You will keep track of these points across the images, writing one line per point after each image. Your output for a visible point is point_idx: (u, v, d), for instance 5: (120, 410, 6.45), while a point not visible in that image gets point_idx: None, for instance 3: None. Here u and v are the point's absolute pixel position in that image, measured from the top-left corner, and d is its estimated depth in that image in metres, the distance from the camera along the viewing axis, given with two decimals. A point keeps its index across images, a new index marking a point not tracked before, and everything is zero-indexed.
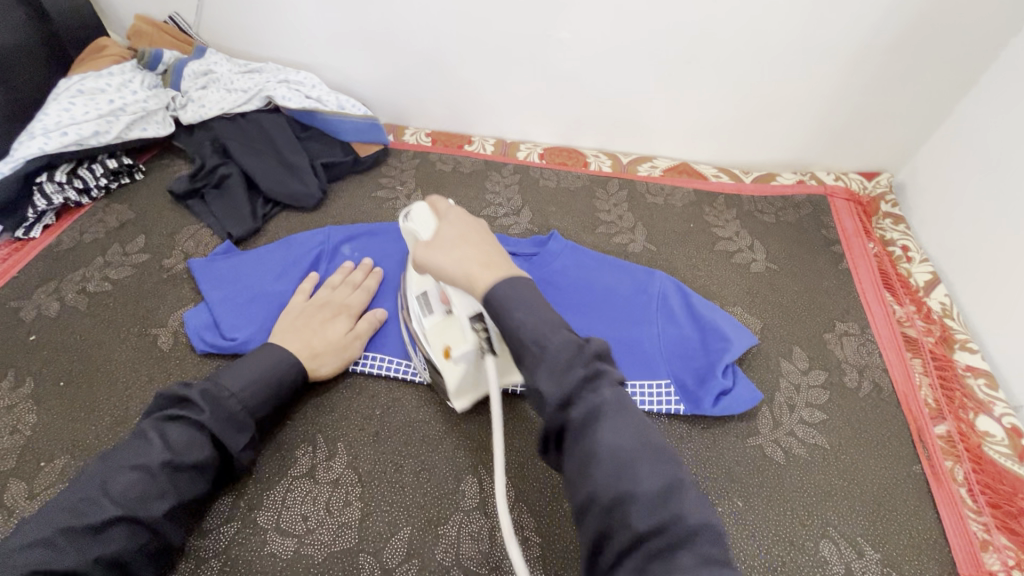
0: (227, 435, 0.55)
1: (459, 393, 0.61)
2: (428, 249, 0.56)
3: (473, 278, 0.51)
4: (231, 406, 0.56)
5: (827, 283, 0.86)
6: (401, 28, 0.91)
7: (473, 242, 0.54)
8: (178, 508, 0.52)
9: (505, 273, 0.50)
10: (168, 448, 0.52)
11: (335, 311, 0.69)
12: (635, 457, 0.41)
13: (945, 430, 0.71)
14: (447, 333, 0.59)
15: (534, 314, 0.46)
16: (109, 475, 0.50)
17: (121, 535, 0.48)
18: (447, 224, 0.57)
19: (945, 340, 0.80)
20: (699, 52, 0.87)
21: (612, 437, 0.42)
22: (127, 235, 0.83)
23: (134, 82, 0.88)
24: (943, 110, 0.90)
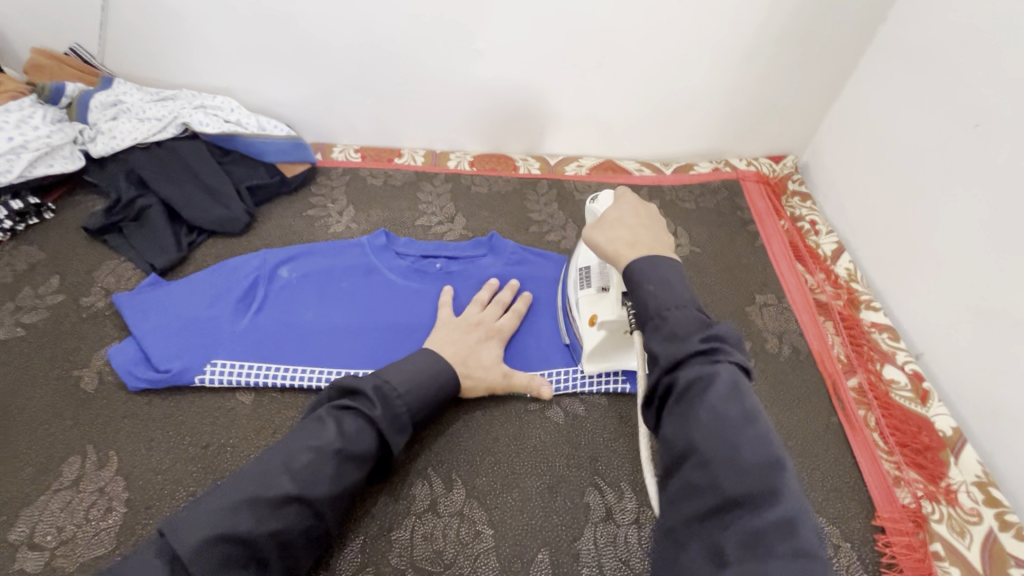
0: (391, 432, 0.56)
1: (592, 356, 0.67)
2: (592, 226, 0.59)
3: (617, 252, 0.55)
4: (399, 408, 0.57)
5: (745, 260, 0.92)
6: (319, 44, 0.91)
7: (627, 224, 0.57)
8: (340, 496, 0.52)
9: (643, 253, 0.53)
10: (341, 436, 0.53)
11: (486, 334, 0.70)
12: (740, 425, 0.42)
13: (857, 382, 0.77)
14: (600, 304, 0.65)
15: (665, 289, 0.49)
16: (292, 453, 0.52)
17: (290, 515, 0.49)
18: (614, 208, 0.60)
19: (853, 302, 0.87)
20: (610, 55, 0.92)
21: (718, 402, 0.42)
22: (39, 276, 0.79)
23: (35, 117, 0.84)
24: (831, 95, 1.00)
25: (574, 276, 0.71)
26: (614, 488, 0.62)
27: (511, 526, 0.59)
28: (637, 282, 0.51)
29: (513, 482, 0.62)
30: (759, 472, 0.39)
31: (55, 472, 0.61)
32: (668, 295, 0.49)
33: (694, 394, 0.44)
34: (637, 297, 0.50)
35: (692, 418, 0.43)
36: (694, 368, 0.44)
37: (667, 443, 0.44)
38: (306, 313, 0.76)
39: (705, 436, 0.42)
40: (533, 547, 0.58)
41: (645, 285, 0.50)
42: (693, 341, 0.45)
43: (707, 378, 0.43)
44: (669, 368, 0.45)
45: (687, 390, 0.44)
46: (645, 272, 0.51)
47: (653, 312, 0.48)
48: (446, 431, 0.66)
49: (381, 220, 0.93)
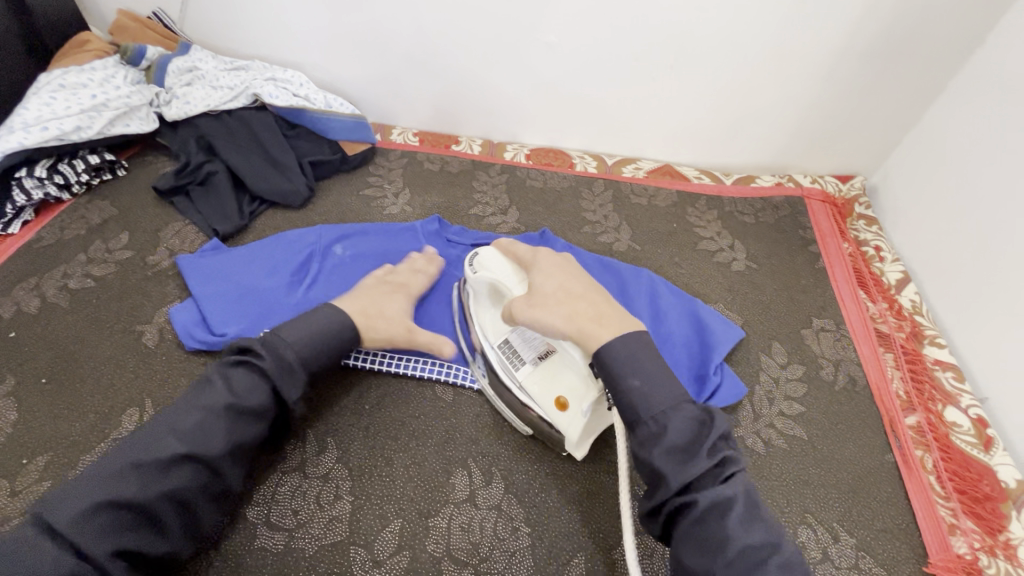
0: (283, 381, 0.55)
1: (579, 444, 0.60)
2: (530, 305, 0.58)
3: (588, 334, 0.56)
4: (289, 356, 0.55)
5: (804, 281, 0.89)
6: (389, 26, 0.91)
7: (574, 294, 0.59)
8: (237, 450, 0.52)
9: (616, 326, 0.56)
10: (231, 393, 0.53)
11: (393, 290, 0.70)
12: (759, 545, 0.46)
13: (916, 421, 0.73)
14: (557, 382, 0.61)
15: (650, 385, 0.52)
16: (180, 415, 0.51)
17: (184, 474, 0.49)
18: (544, 280, 0.61)
19: (916, 335, 0.83)
20: (682, 54, 0.89)
21: (740, 527, 0.46)
22: (109, 231, 0.82)
23: (117, 78, 0.88)
24: (913, 117, 0.94)
25: (503, 364, 0.63)
26: None
27: (548, 526, 0.59)
28: (620, 374, 0.53)
29: (550, 482, 0.62)
30: None
31: (116, 422, 0.63)
32: (651, 392, 0.51)
33: (714, 518, 0.46)
34: (622, 393, 0.52)
35: (719, 544, 0.46)
36: (705, 488, 0.47)
37: (688, 560, 0.47)
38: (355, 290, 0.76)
39: (731, 568, 0.45)
40: (568, 551, 0.57)
41: (630, 377, 0.52)
42: (702, 458, 0.48)
43: (724, 504, 0.46)
44: (685, 489, 0.47)
45: (705, 514, 0.46)
46: (623, 355, 0.53)
47: (646, 416, 0.50)
48: (485, 424, 0.65)
49: (435, 206, 0.93)
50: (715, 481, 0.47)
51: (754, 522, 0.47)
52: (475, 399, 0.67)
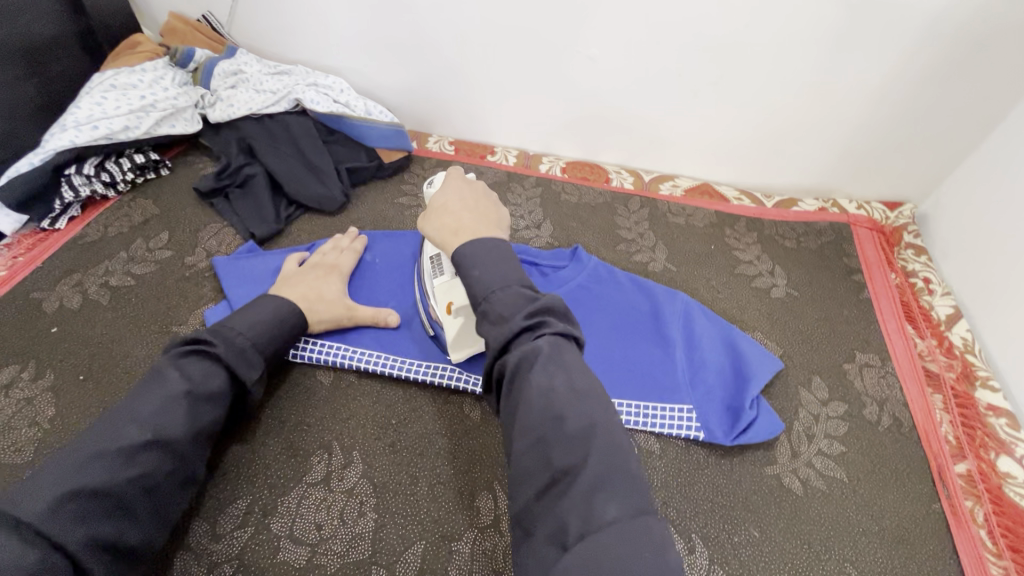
0: (239, 365, 0.58)
1: (457, 346, 0.64)
2: (420, 218, 0.61)
3: (447, 240, 0.56)
4: (242, 343, 0.59)
5: (847, 312, 0.85)
6: (430, 35, 0.91)
7: (454, 210, 0.59)
8: (199, 433, 0.54)
9: (468, 236, 0.55)
10: (186, 379, 0.55)
11: (326, 271, 0.73)
12: (565, 402, 0.43)
13: (966, 469, 0.69)
14: (455, 290, 0.65)
15: (488, 272, 0.50)
16: (136, 405, 0.52)
17: (153, 458, 0.50)
18: (440, 195, 0.62)
19: (967, 376, 0.79)
20: (727, 72, 0.86)
21: (542, 379, 0.44)
22: (151, 230, 0.83)
23: (165, 79, 0.89)
24: (969, 144, 0.89)
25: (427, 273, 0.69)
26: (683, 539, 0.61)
27: None
28: (465, 269, 0.51)
29: None
30: (580, 439, 0.41)
31: None
32: (489, 279, 0.49)
33: (521, 375, 0.45)
34: (465, 283, 0.51)
35: (523, 395, 0.44)
36: (519, 348, 0.46)
37: (507, 425, 0.46)
38: (387, 301, 0.75)
39: (535, 419, 0.43)
40: None
41: (472, 269, 0.51)
42: (518, 319, 0.46)
43: (528, 360, 0.45)
44: (500, 351, 0.46)
45: (518, 369, 0.45)
46: (472, 255, 0.52)
47: (479, 297, 0.49)
48: None
49: None
50: (526, 340, 0.46)
51: (560, 370, 0.44)
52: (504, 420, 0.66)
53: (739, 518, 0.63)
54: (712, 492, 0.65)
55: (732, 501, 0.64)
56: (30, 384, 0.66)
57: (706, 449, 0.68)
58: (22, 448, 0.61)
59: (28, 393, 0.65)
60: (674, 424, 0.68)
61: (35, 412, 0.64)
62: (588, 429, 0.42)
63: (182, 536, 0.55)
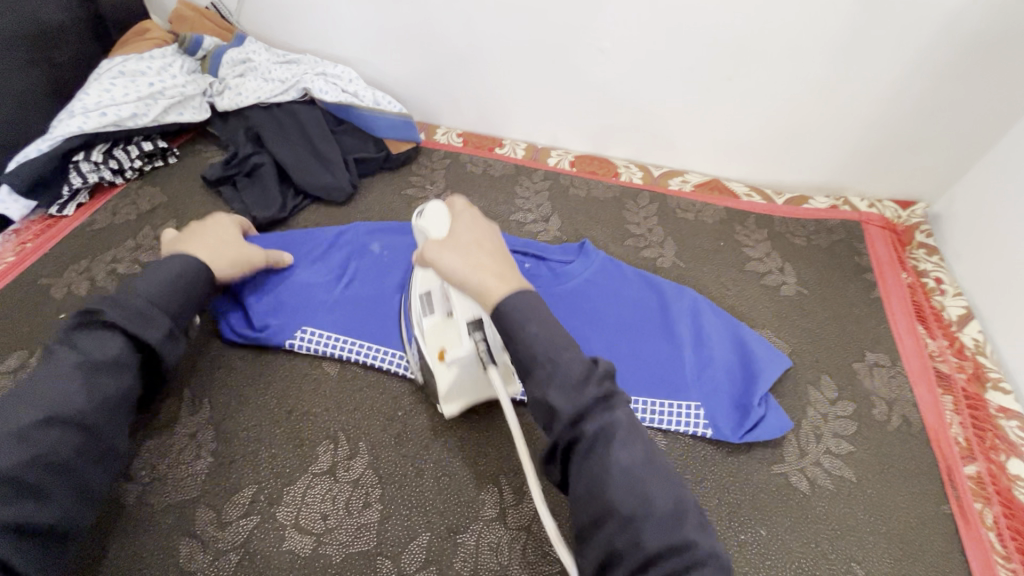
0: (137, 321, 0.54)
1: (448, 398, 0.61)
2: (440, 248, 0.53)
3: (486, 286, 0.49)
4: (137, 303, 0.55)
5: (857, 311, 0.85)
6: (439, 26, 0.90)
7: (486, 249, 0.53)
8: (106, 402, 0.51)
9: (517, 284, 0.49)
10: (78, 352, 0.52)
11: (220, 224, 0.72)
12: (646, 475, 0.41)
13: (976, 471, 0.68)
14: (445, 335, 0.60)
15: (548, 330, 0.45)
16: (28, 391, 0.48)
17: (56, 436, 0.47)
18: (463, 229, 0.55)
19: (978, 378, 0.78)
20: (740, 66, 0.85)
21: (625, 454, 0.41)
22: (159, 218, 0.83)
23: (174, 67, 0.89)
24: (984, 142, 0.88)
25: (416, 309, 0.64)
26: None
27: None
28: (518, 323, 0.46)
29: None
30: (672, 520, 0.40)
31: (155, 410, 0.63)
32: (551, 338, 0.45)
33: (602, 448, 0.41)
34: (517, 338, 0.45)
35: (606, 478, 0.41)
36: (597, 418, 0.42)
37: (577, 506, 0.42)
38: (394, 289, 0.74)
39: (620, 496, 0.40)
40: None
41: (529, 325, 0.46)
42: (592, 385, 0.43)
43: (610, 430, 0.42)
44: (574, 420, 0.42)
45: (594, 446, 0.41)
46: (517, 310, 0.46)
47: (542, 357, 0.44)
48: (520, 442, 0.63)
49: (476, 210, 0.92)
50: (601, 411, 0.42)
51: (636, 444, 0.42)
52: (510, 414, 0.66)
53: (745, 516, 0.63)
54: (719, 490, 0.64)
55: (739, 498, 0.64)
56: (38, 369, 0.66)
57: (713, 447, 0.68)
58: None
59: None
60: (681, 420, 0.68)
61: None
62: (673, 509, 0.40)
63: (189, 523, 0.56)
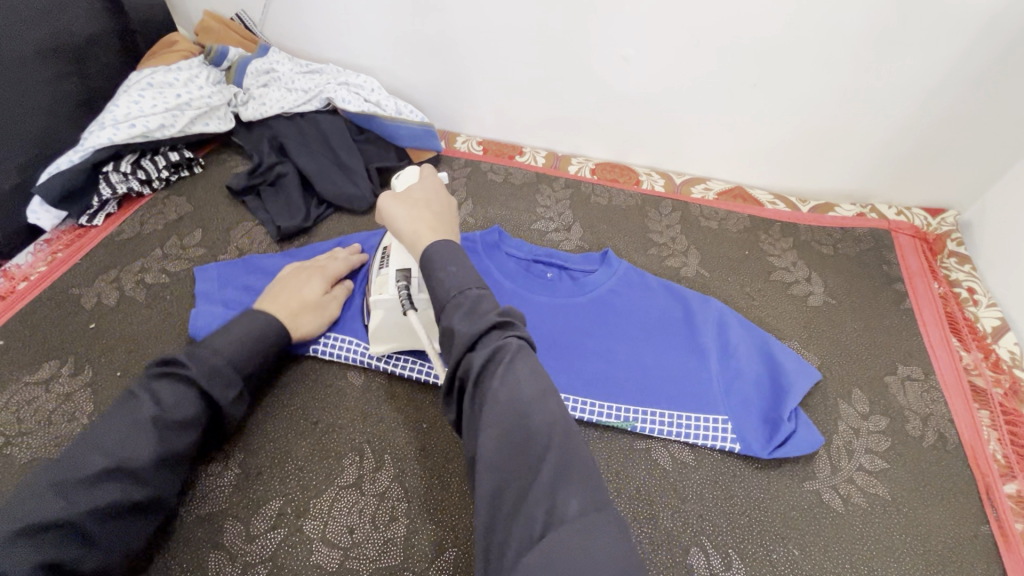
0: (214, 390, 0.56)
1: (376, 337, 0.66)
2: (394, 198, 0.63)
3: (418, 235, 0.58)
4: (218, 363, 0.57)
5: (888, 322, 0.83)
6: (462, 36, 0.91)
7: (432, 208, 0.62)
8: (167, 460, 0.52)
9: (443, 236, 0.58)
10: (157, 404, 0.53)
11: (309, 273, 0.70)
12: (531, 404, 0.43)
13: (1016, 490, 0.66)
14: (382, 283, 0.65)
15: (465, 271, 0.52)
16: (104, 430, 0.51)
17: (113, 488, 0.48)
18: (419, 187, 0.65)
19: (1016, 393, 0.75)
20: (767, 74, 0.84)
21: (505, 381, 0.44)
22: (185, 228, 0.84)
23: (200, 78, 0.90)
24: (1021, 148, 0.85)
25: (375, 261, 0.69)
26: (721, 553, 0.60)
27: None
28: (437, 264, 0.53)
29: None
30: (546, 439, 0.42)
31: None
32: (465, 276, 0.52)
33: (488, 372, 0.45)
34: (436, 279, 0.52)
35: (488, 399, 0.43)
36: (487, 345, 0.46)
37: (470, 430, 0.45)
38: None
39: (499, 418, 0.43)
40: None
41: (448, 266, 0.53)
42: (488, 317, 0.47)
43: (496, 358, 0.45)
44: (466, 347, 0.46)
45: (480, 373, 0.45)
46: (439, 253, 0.54)
47: (453, 291, 0.50)
48: None
49: (497, 219, 0.92)
50: (490, 339, 0.46)
51: (523, 369, 0.45)
52: None
53: (777, 534, 0.61)
54: (749, 506, 0.63)
55: (770, 515, 0.63)
56: (69, 379, 0.67)
57: (742, 461, 0.66)
58: (61, 443, 0.62)
59: (67, 388, 0.66)
60: (708, 435, 0.67)
61: (73, 407, 0.65)
62: (554, 435, 0.42)
63: (217, 535, 0.56)
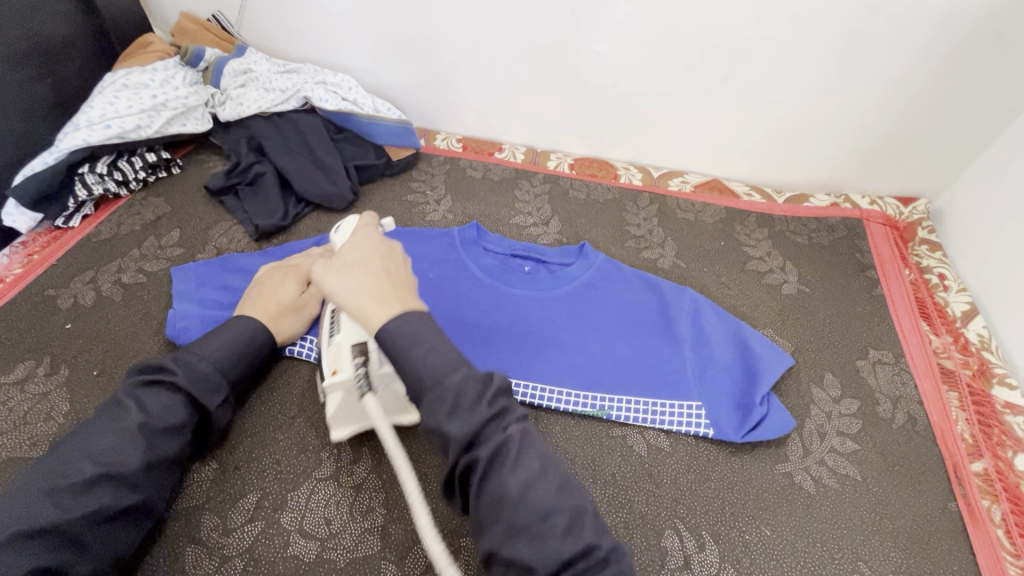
0: (203, 396, 0.56)
1: (337, 421, 0.60)
2: (326, 270, 0.55)
3: (367, 312, 0.51)
4: (206, 368, 0.57)
5: (860, 308, 0.84)
6: (439, 34, 0.91)
7: (371, 269, 0.54)
8: (157, 467, 0.52)
9: (397, 309, 0.51)
10: (145, 412, 0.52)
11: (286, 273, 0.68)
12: (540, 481, 0.44)
13: (982, 468, 0.68)
14: (337, 357, 0.60)
15: (432, 352, 0.48)
16: (91, 439, 0.50)
17: (104, 496, 0.48)
18: (351, 248, 0.57)
19: (983, 374, 0.77)
20: (738, 66, 0.86)
21: (515, 474, 0.44)
22: (162, 228, 0.84)
23: (176, 78, 0.90)
24: (987, 136, 0.87)
25: (325, 332, 0.64)
26: (695, 536, 0.61)
27: None
28: (404, 347, 0.48)
29: None
30: (565, 519, 0.43)
31: None
32: (434, 358, 0.48)
33: (495, 470, 0.44)
34: (405, 366, 0.48)
35: (500, 496, 0.43)
36: (490, 440, 0.45)
37: (479, 528, 0.44)
38: None
39: (518, 516, 0.43)
40: None
41: (412, 348, 0.48)
42: (482, 406, 0.45)
43: (501, 454, 0.44)
44: (466, 447, 0.44)
45: (487, 469, 0.44)
46: (399, 333, 0.49)
47: (428, 380, 0.47)
48: None
49: (476, 214, 0.93)
50: (490, 430, 0.45)
51: (526, 458, 0.45)
52: None
53: (750, 516, 0.63)
54: (722, 489, 0.64)
55: (743, 498, 0.64)
56: (45, 379, 0.67)
57: (716, 446, 0.68)
58: (37, 442, 0.62)
59: (43, 388, 0.66)
60: (682, 421, 0.68)
61: (49, 407, 0.65)
62: (568, 505, 0.44)
63: (194, 529, 0.56)
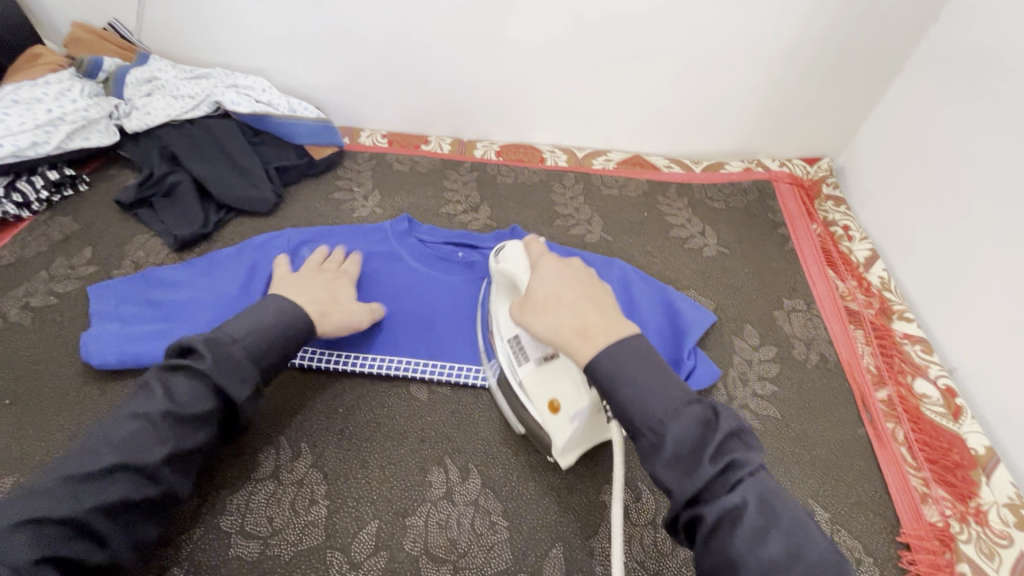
0: (230, 383, 0.52)
1: (564, 450, 0.58)
2: (523, 310, 0.54)
3: (576, 348, 0.49)
4: (235, 353, 0.53)
5: (775, 263, 0.90)
6: (352, 31, 0.91)
7: (566, 301, 0.52)
8: (182, 456, 0.50)
9: (600, 339, 0.48)
10: (170, 399, 0.50)
11: (332, 279, 0.70)
12: (788, 556, 0.40)
13: (886, 395, 0.75)
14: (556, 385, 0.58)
15: (646, 394, 0.45)
16: (114, 427, 0.49)
17: (123, 484, 0.46)
18: (540, 282, 0.55)
19: (885, 312, 0.84)
20: (645, 45, 0.89)
21: (750, 542, 0.40)
22: (73, 248, 0.80)
23: (73, 91, 0.85)
24: (875, 95, 0.95)
25: (510, 358, 0.62)
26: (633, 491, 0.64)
27: (526, 519, 0.59)
28: (612, 385, 0.46)
29: (528, 475, 0.62)
30: None
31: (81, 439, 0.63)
32: (651, 400, 0.45)
33: (725, 534, 0.41)
34: (619, 403, 0.46)
35: (732, 560, 0.40)
36: (718, 500, 0.42)
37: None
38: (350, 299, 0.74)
39: None
40: (546, 543, 0.58)
41: (620, 387, 0.46)
42: (705, 464, 0.42)
43: (734, 516, 0.41)
44: (691, 503, 0.42)
45: (715, 527, 0.41)
46: (611, 368, 0.46)
47: (642, 427, 0.44)
48: (462, 421, 0.65)
49: (406, 206, 0.93)
50: (723, 491, 0.42)
51: (766, 524, 0.41)
52: (450, 395, 0.67)
53: None
54: None
55: None
56: None
57: None
58: None
59: None
60: None
61: None
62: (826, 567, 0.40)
63: None
